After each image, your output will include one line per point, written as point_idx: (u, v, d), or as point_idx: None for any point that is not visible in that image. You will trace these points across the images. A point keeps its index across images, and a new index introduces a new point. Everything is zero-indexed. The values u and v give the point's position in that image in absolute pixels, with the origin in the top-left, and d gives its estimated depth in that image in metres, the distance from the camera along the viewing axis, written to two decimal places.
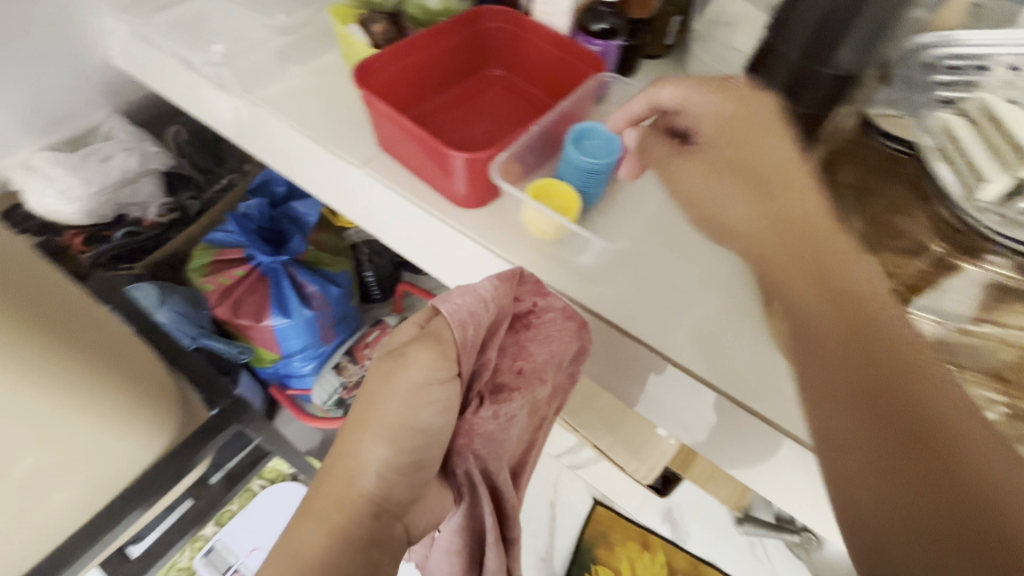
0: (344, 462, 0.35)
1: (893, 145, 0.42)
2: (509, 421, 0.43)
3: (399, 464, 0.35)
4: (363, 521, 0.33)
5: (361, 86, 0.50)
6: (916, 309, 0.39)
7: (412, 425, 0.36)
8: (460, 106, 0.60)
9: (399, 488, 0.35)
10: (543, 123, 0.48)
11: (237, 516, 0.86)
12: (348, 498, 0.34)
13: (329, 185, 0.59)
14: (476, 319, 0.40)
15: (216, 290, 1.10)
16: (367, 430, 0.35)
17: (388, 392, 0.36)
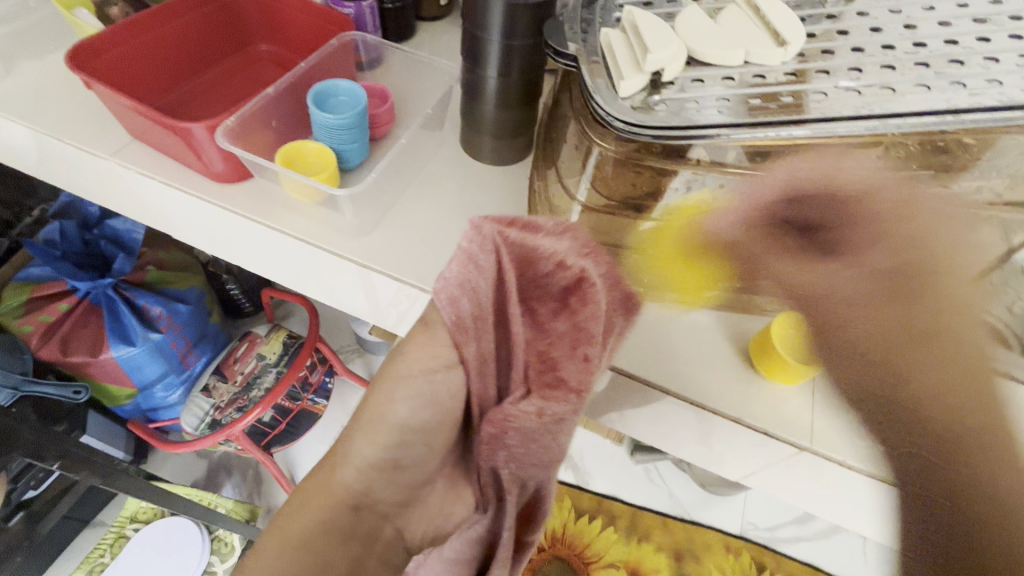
0: (331, 456, 0.31)
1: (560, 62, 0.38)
2: (556, 423, 0.34)
3: (378, 465, 0.31)
4: (342, 521, 0.30)
5: (78, 69, 0.47)
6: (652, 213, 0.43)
7: (413, 431, 0.32)
8: (223, 86, 0.57)
9: (383, 488, 0.31)
10: (279, 87, 0.49)
11: (108, 569, 0.98)
12: (326, 495, 0.30)
13: (85, 181, 0.55)
14: (482, 285, 0.33)
15: (35, 330, 0.98)
16: (355, 424, 0.31)
17: (385, 381, 0.32)
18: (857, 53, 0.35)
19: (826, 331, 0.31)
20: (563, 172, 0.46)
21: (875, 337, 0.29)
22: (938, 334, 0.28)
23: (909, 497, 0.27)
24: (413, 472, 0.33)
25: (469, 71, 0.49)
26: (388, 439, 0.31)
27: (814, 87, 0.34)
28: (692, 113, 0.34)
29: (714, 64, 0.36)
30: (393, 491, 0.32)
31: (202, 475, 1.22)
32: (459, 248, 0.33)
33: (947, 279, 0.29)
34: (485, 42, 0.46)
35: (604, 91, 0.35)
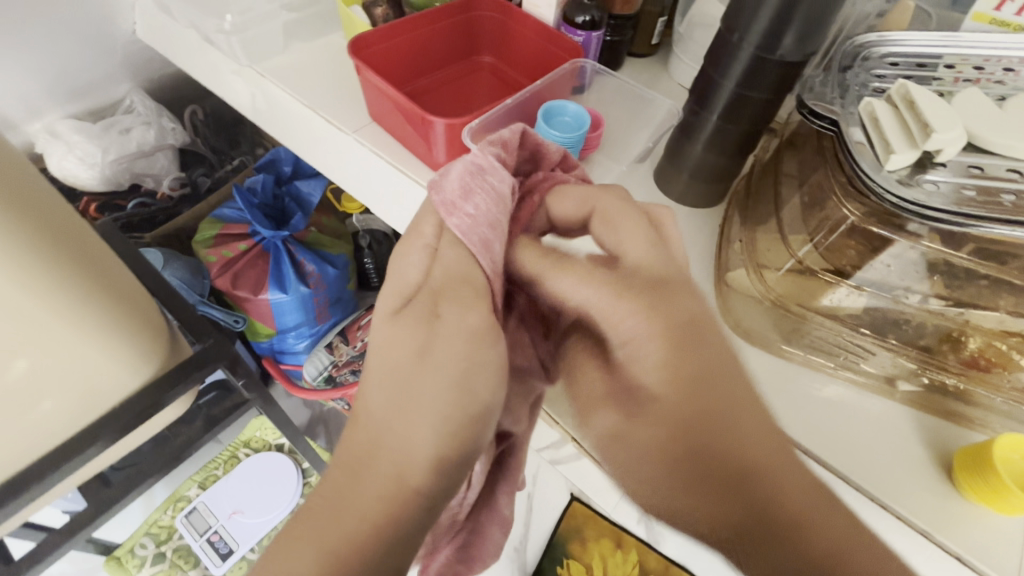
0: (384, 452, 0.35)
1: (816, 124, 0.38)
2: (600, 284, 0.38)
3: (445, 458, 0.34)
4: (412, 515, 0.34)
5: (354, 57, 0.55)
6: (850, 285, 0.42)
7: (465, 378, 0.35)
8: (449, 88, 0.64)
9: (442, 473, 0.35)
10: (517, 99, 0.52)
11: (218, 482, 1.09)
12: (395, 489, 0.34)
13: (316, 149, 0.64)
14: (481, 193, 0.37)
15: (217, 262, 1.14)
16: (414, 417, 0.35)
17: (420, 352, 0.35)
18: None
19: (681, 444, 0.33)
20: (779, 225, 0.45)
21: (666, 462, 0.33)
22: (708, 432, 0.33)
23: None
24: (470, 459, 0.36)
25: (691, 111, 0.50)
26: (433, 410, 0.34)
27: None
28: (964, 200, 0.32)
29: (1001, 154, 0.34)
30: (466, 452, 0.35)
31: (304, 421, 1.33)
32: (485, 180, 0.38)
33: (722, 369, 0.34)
34: (719, 89, 0.47)
35: (868, 163, 0.35)
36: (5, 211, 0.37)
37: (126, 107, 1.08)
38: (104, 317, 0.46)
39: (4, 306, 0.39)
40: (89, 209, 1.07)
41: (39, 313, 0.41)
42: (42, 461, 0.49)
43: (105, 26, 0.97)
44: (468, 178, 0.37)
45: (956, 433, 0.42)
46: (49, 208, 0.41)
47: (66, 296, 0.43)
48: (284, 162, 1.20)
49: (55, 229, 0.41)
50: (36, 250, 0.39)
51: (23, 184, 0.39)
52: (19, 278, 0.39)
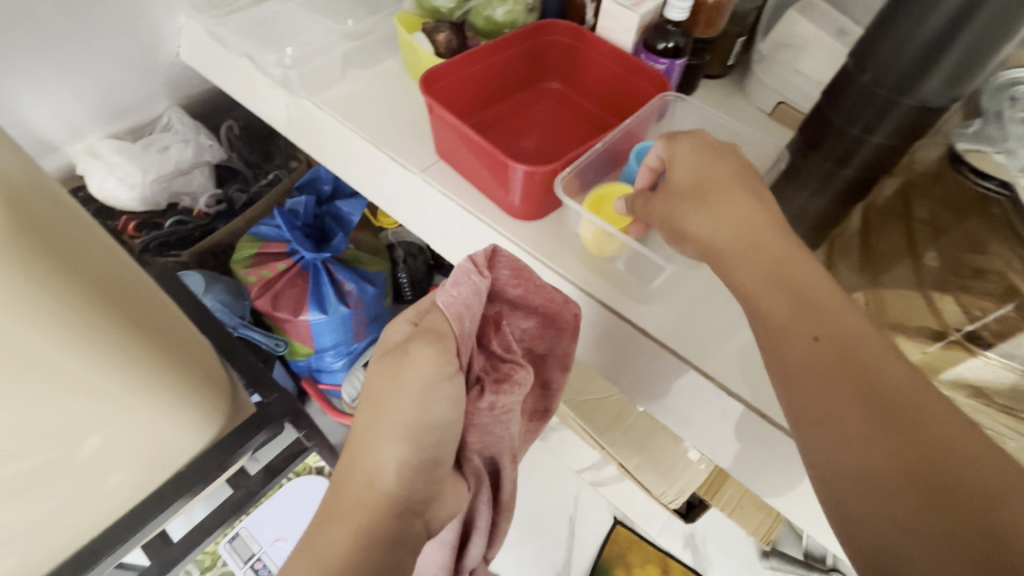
0: (360, 464, 0.41)
1: (984, 186, 0.37)
2: (504, 412, 0.44)
3: (414, 464, 0.40)
4: (389, 518, 0.39)
5: (425, 93, 0.51)
6: (989, 354, 0.38)
7: (423, 421, 0.40)
8: (516, 118, 0.60)
9: (418, 485, 0.41)
10: (606, 141, 0.48)
11: (260, 508, 1.07)
12: (369, 497, 0.40)
13: (377, 185, 0.60)
14: (465, 282, 0.43)
15: (257, 282, 1.13)
16: (382, 434, 0.40)
17: (391, 391, 0.41)
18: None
19: (791, 306, 0.35)
20: (915, 277, 0.41)
21: (773, 298, 0.35)
22: (833, 340, 0.33)
23: (894, 460, 0.29)
24: (442, 472, 0.42)
25: (797, 153, 0.46)
26: (392, 433, 0.40)
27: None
28: None
29: None
30: (410, 484, 0.40)
31: (342, 440, 1.31)
32: (470, 282, 0.43)
33: (824, 292, 0.35)
34: (834, 130, 0.42)
35: None
36: (77, 289, 0.35)
37: (164, 125, 1.06)
38: (168, 385, 0.44)
39: (74, 387, 0.37)
40: (128, 228, 1.06)
41: (108, 389, 0.39)
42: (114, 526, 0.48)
43: (149, 51, 0.95)
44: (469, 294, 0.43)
45: None
46: (113, 278, 0.39)
47: (133, 368, 0.40)
48: (324, 180, 1.16)
49: (120, 298, 0.39)
50: (102, 325, 0.37)
51: (88, 255, 0.36)
52: (89, 357, 0.36)
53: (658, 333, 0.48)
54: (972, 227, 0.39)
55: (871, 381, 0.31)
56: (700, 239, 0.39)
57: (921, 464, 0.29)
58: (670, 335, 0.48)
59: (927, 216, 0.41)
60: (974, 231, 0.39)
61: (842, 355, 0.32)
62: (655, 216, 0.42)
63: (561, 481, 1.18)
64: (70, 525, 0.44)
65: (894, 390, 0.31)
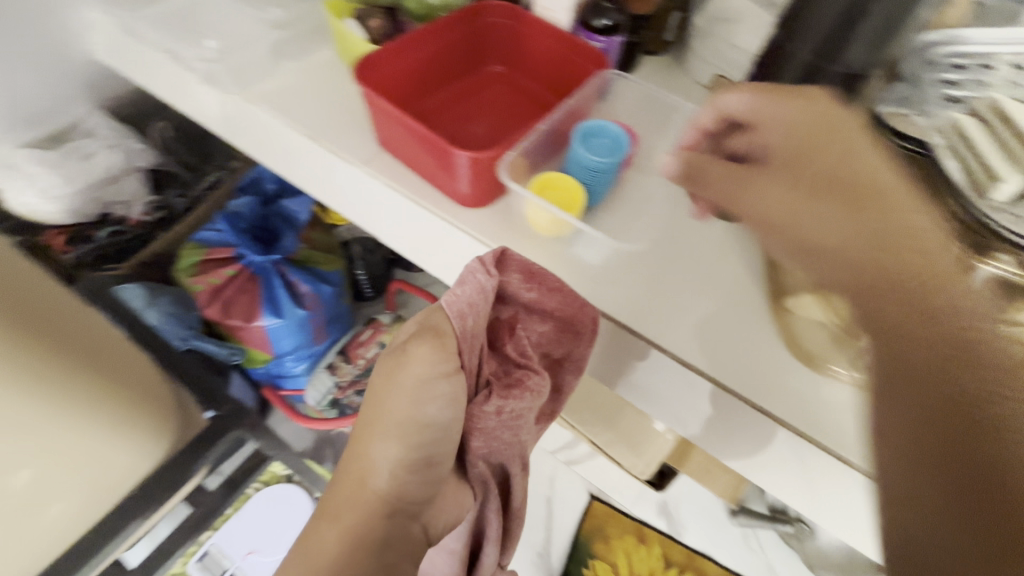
0: (355, 461, 0.42)
1: (902, 144, 0.37)
2: (513, 417, 0.44)
3: (407, 463, 0.41)
4: (379, 521, 0.41)
5: (361, 81, 0.49)
6: None
7: (414, 418, 0.41)
8: (461, 104, 0.59)
9: (411, 487, 0.42)
10: (551, 122, 0.48)
11: (228, 522, 1.05)
12: (361, 495, 0.41)
13: (320, 180, 0.58)
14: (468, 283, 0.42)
15: (205, 290, 1.07)
16: (376, 434, 0.41)
17: (392, 388, 0.41)
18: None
19: (880, 251, 0.31)
20: None
21: (853, 248, 0.32)
22: (904, 300, 0.30)
23: (937, 449, 0.27)
24: (437, 470, 0.43)
25: None
26: (389, 434, 0.41)
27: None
28: None
29: None
30: (400, 484, 0.41)
31: (309, 445, 1.28)
32: (472, 280, 0.42)
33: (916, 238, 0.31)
34: None
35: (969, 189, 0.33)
36: None
37: (85, 130, 0.99)
38: None
39: None
40: (56, 243, 0.98)
41: None
42: None
43: (61, 50, 0.88)
44: (473, 294, 0.42)
45: None
46: None
47: None
48: (267, 180, 1.13)
49: None
50: None
51: None
52: None
53: (610, 312, 0.48)
54: None
55: (969, 364, 0.28)
56: (760, 200, 0.37)
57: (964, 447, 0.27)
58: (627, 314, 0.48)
59: None
60: None
61: (931, 323, 0.29)
62: (713, 186, 0.41)
63: (536, 463, 1.20)
64: None
65: (986, 372, 0.27)
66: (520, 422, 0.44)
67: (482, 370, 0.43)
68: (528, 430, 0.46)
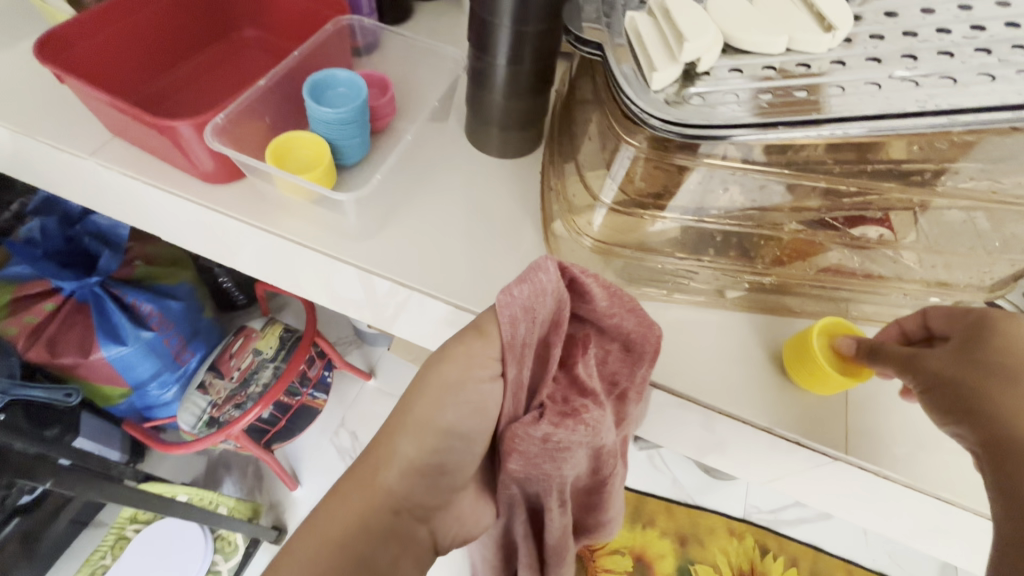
0: (371, 448, 0.33)
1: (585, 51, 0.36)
2: (557, 448, 0.38)
3: (421, 465, 0.32)
4: (381, 517, 0.31)
5: (53, 61, 0.43)
6: (663, 215, 0.40)
7: (436, 424, 0.33)
8: (212, 75, 0.53)
9: (420, 490, 0.33)
10: (272, 79, 0.45)
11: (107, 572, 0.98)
12: (369, 491, 0.32)
13: (64, 183, 0.52)
14: (528, 284, 0.35)
15: (21, 332, 0.94)
16: (399, 426, 0.33)
17: (427, 389, 0.33)
18: (890, 18, 0.33)
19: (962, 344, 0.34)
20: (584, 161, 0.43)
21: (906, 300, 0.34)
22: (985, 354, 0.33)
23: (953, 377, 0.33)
24: (451, 478, 0.35)
25: (475, 58, 0.45)
26: (426, 430, 0.32)
27: (867, 77, 0.30)
28: (763, 107, 0.31)
29: (754, 52, 0.32)
30: (407, 483, 0.32)
31: (201, 472, 1.20)
32: (523, 284, 0.35)
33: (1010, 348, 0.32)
34: (492, 26, 0.41)
35: (636, 82, 0.32)
36: None
37: None
38: None
39: None
40: None
41: None
42: None
43: None
44: (529, 297, 0.35)
45: (783, 325, 0.44)
46: None
47: None
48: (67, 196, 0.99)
49: None
50: None
51: None
52: None
53: (383, 271, 0.44)
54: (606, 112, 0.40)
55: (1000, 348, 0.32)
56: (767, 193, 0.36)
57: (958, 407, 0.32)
58: (403, 270, 0.45)
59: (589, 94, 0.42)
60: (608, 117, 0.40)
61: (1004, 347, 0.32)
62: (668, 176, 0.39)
63: None
64: None
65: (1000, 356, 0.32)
66: (563, 452, 0.39)
67: (539, 389, 0.38)
68: (573, 464, 0.41)
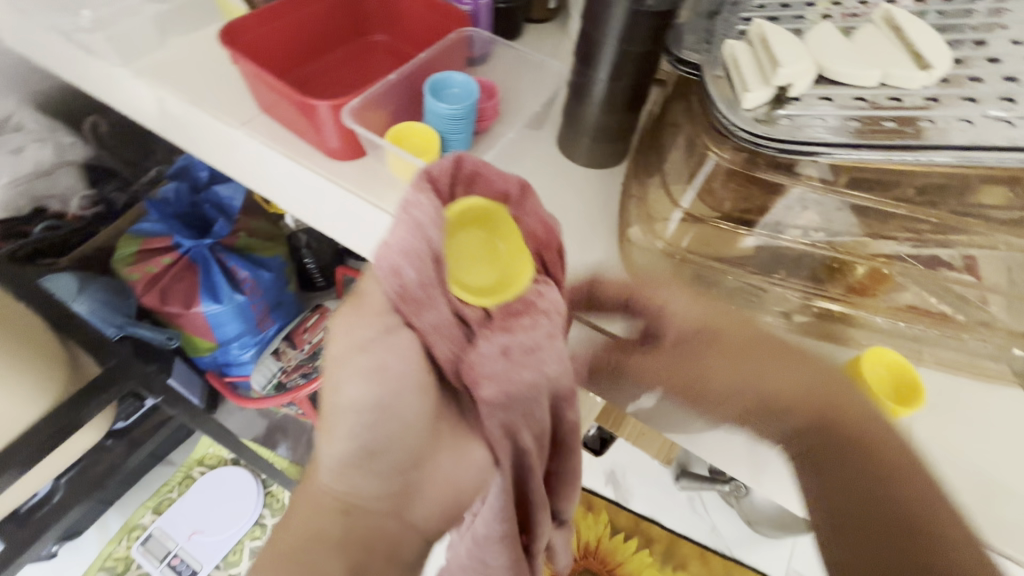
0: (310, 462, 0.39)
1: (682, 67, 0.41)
2: (527, 355, 0.34)
3: (348, 462, 0.37)
4: (330, 521, 0.38)
5: (228, 44, 0.52)
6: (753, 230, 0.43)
7: (339, 409, 0.36)
8: (345, 70, 0.61)
9: (361, 482, 0.37)
10: (401, 74, 0.52)
11: (172, 506, 1.07)
12: (327, 505, 0.38)
13: (210, 147, 0.61)
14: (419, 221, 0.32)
15: (141, 279, 1.07)
16: (318, 437, 0.38)
17: (342, 372, 0.36)
18: (992, 64, 0.34)
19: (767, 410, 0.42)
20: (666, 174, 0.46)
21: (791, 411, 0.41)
22: (843, 446, 0.40)
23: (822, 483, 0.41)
24: (391, 458, 0.37)
25: (578, 73, 0.49)
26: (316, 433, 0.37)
27: (955, 114, 0.32)
28: (853, 132, 0.33)
29: (848, 84, 0.34)
30: (355, 480, 0.37)
31: (261, 432, 1.30)
32: (405, 214, 0.32)
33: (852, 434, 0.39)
34: (598, 45, 0.46)
35: (728, 103, 0.35)
36: None
37: (15, 127, 1.00)
38: None
39: None
40: None
41: None
42: None
43: None
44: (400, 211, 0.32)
45: (841, 351, 0.44)
46: None
47: None
48: (198, 167, 1.14)
49: None
50: None
51: None
52: None
53: None
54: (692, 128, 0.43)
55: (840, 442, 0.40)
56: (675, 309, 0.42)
57: (859, 522, 0.39)
58: None
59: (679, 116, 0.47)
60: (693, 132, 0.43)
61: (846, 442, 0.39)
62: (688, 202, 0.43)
63: None
64: None
65: (849, 438, 0.39)
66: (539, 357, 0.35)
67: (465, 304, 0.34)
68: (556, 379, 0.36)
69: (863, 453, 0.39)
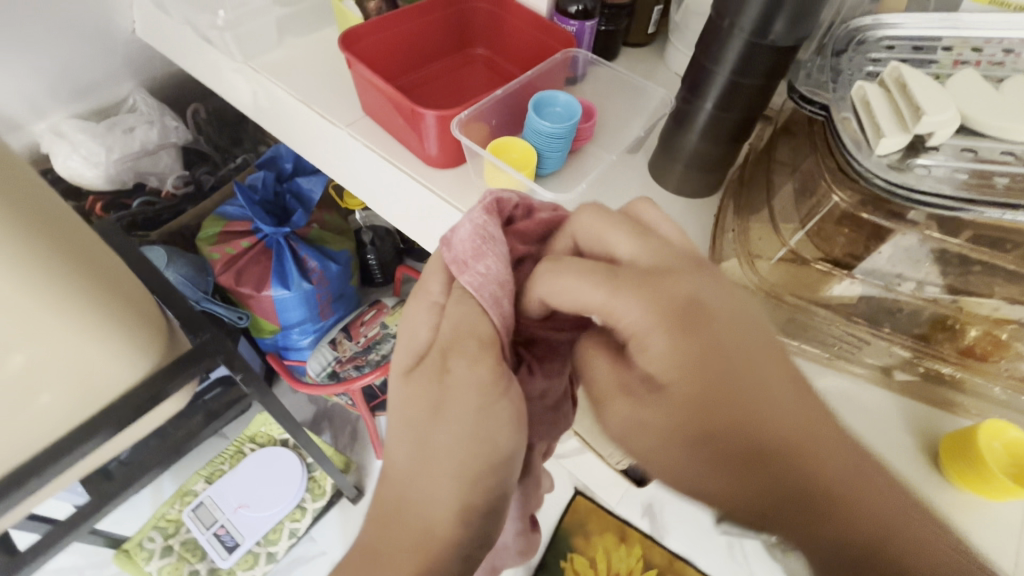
0: (408, 510, 0.35)
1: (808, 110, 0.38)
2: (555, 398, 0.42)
3: (466, 509, 0.34)
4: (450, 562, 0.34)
5: (345, 50, 0.54)
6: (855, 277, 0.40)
7: (443, 453, 0.34)
8: (445, 80, 0.63)
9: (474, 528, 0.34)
10: (507, 90, 0.53)
11: (223, 478, 1.12)
12: (423, 546, 0.34)
13: (311, 144, 0.64)
14: (493, 254, 0.37)
15: (220, 259, 1.13)
16: (428, 479, 0.35)
17: (435, 417, 0.35)
18: None
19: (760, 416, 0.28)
20: (773, 210, 0.44)
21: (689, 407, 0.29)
22: (764, 459, 0.28)
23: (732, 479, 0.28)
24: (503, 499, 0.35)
25: (683, 100, 0.49)
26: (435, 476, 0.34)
27: None
28: (959, 183, 0.32)
29: (995, 137, 0.33)
30: (471, 527, 0.34)
31: (309, 417, 1.34)
32: (494, 246, 0.38)
33: (770, 427, 0.28)
34: (710, 76, 0.45)
35: (858, 148, 0.34)
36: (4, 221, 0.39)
37: (129, 107, 1.07)
38: (120, 327, 0.51)
39: (28, 325, 0.44)
40: (95, 208, 1.06)
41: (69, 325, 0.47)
42: (54, 450, 0.51)
43: (105, 28, 0.96)
44: (480, 240, 0.38)
45: (945, 418, 0.42)
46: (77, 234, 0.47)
47: (79, 312, 0.47)
48: (284, 159, 1.20)
49: (60, 231, 0.44)
50: (60, 263, 0.44)
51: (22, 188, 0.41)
52: (71, 308, 0.46)
53: None
54: (809, 166, 0.42)
55: (772, 460, 0.28)
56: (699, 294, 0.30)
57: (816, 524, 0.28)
58: None
59: (790, 153, 0.46)
60: (809, 171, 0.42)
61: (800, 455, 0.28)
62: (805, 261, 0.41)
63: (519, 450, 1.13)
64: (20, 435, 0.49)
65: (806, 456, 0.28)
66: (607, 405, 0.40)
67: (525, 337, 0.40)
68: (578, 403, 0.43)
69: (818, 463, 0.28)
